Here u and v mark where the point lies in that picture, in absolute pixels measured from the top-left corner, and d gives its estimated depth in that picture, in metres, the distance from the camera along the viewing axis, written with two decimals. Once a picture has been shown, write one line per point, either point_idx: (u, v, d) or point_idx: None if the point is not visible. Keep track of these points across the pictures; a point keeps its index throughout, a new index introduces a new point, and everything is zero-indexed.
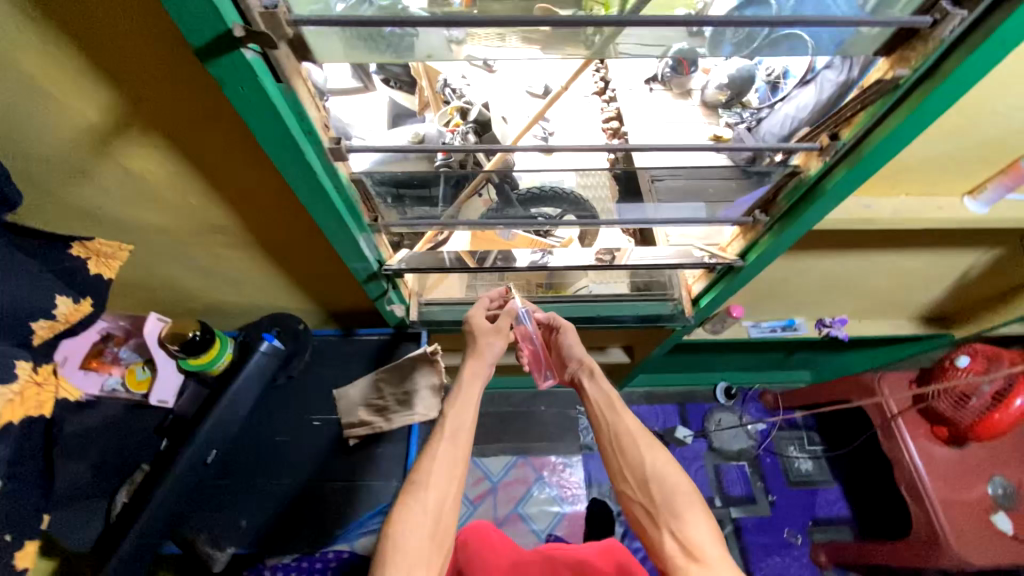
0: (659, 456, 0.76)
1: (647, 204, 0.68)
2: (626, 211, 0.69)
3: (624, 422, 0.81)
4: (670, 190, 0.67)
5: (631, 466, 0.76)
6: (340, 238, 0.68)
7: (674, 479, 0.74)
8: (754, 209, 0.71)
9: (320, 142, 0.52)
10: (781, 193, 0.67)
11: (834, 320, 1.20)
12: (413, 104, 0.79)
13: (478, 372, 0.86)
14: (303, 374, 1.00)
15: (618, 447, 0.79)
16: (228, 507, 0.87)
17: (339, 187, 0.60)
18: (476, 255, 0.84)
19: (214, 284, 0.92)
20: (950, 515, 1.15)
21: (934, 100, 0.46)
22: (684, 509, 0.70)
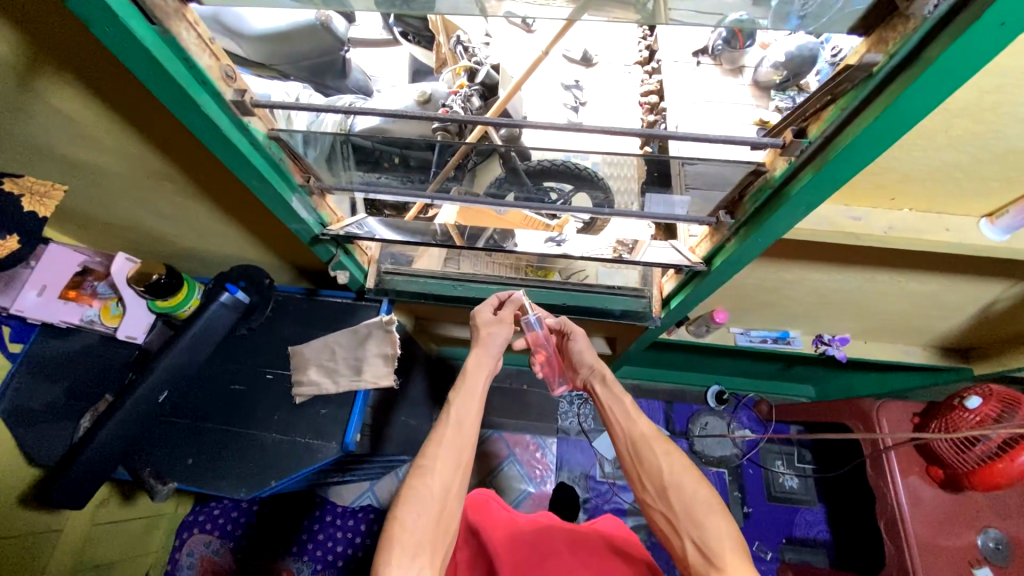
0: (680, 461, 0.69)
1: (675, 192, 0.60)
2: (657, 203, 0.63)
3: (638, 427, 0.74)
4: (700, 178, 0.57)
5: (647, 473, 0.70)
6: (270, 199, 0.67)
7: (697, 487, 0.66)
8: (720, 208, 0.64)
9: (219, 94, 0.51)
10: (747, 194, 0.58)
11: (834, 338, 1.10)
12: (430, 60, 0.90)
13: (482, 366, 0.80)
14: (263, 328, 1.01)
15: (635, 453, 0.73)
16: (178, 445, 0.92)
17: (255, 144, 0.59)
18: (466, 233, 0.81)
19: (183, 234, 0.93)
20: (928, 561, 1.06)
21: (901, 103, 0.38)
22: (707, 519, 0.64)
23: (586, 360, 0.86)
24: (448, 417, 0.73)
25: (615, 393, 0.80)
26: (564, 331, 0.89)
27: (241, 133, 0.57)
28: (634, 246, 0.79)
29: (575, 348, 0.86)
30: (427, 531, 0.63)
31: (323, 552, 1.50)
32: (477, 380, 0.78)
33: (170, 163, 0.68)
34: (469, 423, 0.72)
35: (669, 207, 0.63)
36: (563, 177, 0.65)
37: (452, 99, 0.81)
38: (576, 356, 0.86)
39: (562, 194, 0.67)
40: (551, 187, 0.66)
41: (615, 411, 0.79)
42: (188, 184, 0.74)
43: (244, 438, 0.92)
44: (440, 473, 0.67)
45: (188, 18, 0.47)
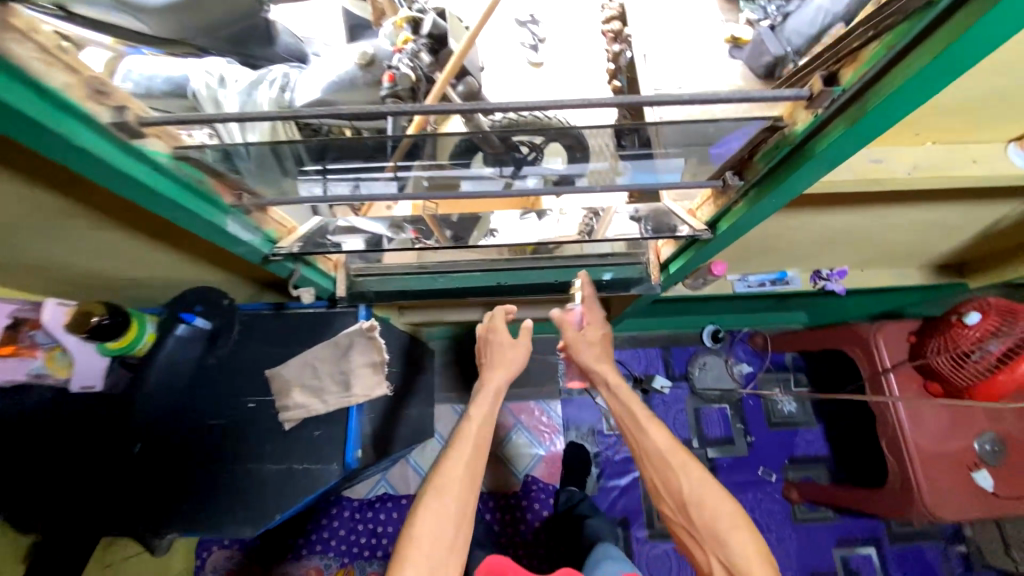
0: (698, 478, 0.76)
1: (655, 154, 0.57)
2: (633, 165, 0.60)
3: (655, 440, 0.81)
4: (680, 137, 0.52)
5: (669, 489, 0.78)
6: (200, 227, 0.58)
7: (719, 505, 0.73)
8: (726, 169, 0.58)
9: (94, 119, 0.42)
10: (758, 152, 0.53)
11: (833, 273, 1.07)
12: (366, 13, 0.76)
13: (489, 389, 0.91)
14: (233, 354, 0.93)
15: (651, 464, 0.81)
16: (166, 494, 0.86)
17: (161, 169, 0.50)
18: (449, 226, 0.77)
19: (121, 269, 0.81)
20: (929, 471, 1.11)
21: (958, 39, 0.32)
22: (731, 537, 0.71)
23: (598, 357, 0.93)
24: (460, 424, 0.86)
25: (624, 402, 0.87)
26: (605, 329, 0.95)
27: (142, 162, 0.48)
28: (602, 215, 0.74)
29: (587, 343, 0.93)
30: (432, 536, 0.73)
31: (347, 545, 1.52)
32: (488, 401, 0.89)
33: (68, 199, 0.56)
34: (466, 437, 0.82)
35: (648, 172, 0.61)
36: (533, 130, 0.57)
37: (399, 58, 0.69)
38: (569, 349, 0.94)
39: (532, 145, 0.59)
40: (519, 142, 0.58)
41: (627, 419, 0.85)
42: (100, 218, 0.62)
43: (238, 473, 0.86)
44: (453, 484, 0.77)
45: (20, 25, 0.35)
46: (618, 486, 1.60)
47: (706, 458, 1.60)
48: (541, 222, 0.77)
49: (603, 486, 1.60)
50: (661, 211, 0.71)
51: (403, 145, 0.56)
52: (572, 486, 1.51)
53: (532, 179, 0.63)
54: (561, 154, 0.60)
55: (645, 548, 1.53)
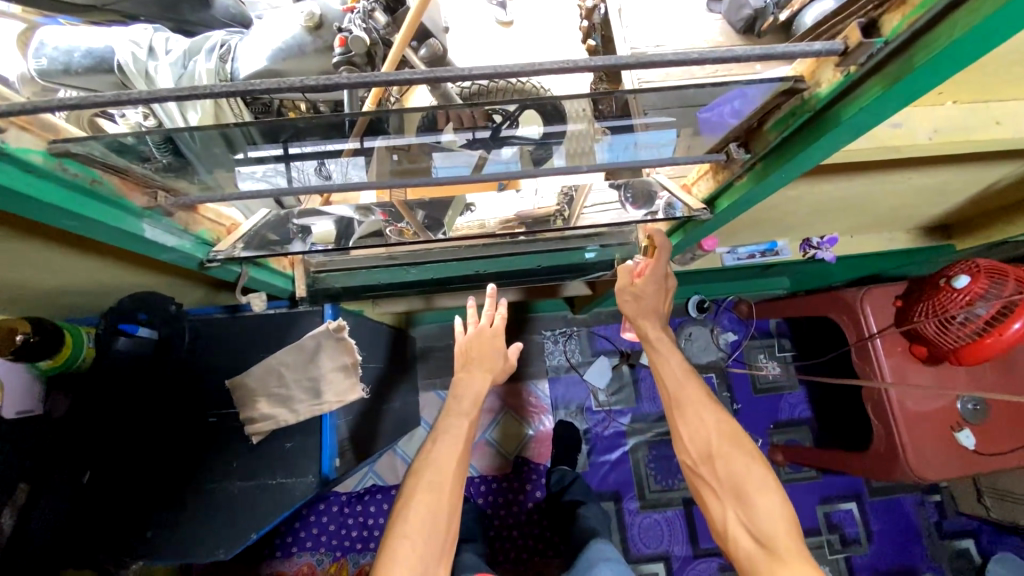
0: (727, 432, 0.77)
1: (635, 125, 0.51)
2: (614, 133, 0.53)
3: (688, 392, 0.81)
4: (661, 100, 0.47)
5: (695, 442, 0.78)
6: (100, 234, 0.48)
7: (748, 462, 0.74)
8: (730, 140, 0.53)
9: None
10: (770, 119, 0.47)
11: (823, 241, 1.04)
12: None
13: (470, 389, 0.93)
14: (186, 364, 0.84)
15: (679, 414, 0.81)
16: (126, 521, 0.79)
17: (39, 172, 0.40)
18: (421, 217, 0.69)
19: (43, 281, 0.71)
20: (913, 432, 1.15)
21: None
22: (757, 496, 0.71)
23: (650, 309, 0.88)
24: (444, 424, 0.88)
25: (664, 352, 0.86)
26: (666, 285, 0.86)
27: (9, 163, 0.37)
28: (578, 192, 0.69)
29: (637, 296, 0.87)
30: (423, 533, 0.73)
31: (337, 540, 1.49)
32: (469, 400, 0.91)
33: None
34: (449, 439, 0.84)
35: (628, 146, 0.55)
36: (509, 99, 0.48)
37: (349, 19, 0.64)
38: (618, 297, 0.89)
39: (506, 114, 0.50)
40: (491, 110, 0.49)
41: (660, 370, 0.85)
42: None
43: (204, 494, 0.79)
44: (440, 482, 0.79)
45: None
46: (609, 461, 1.60)
47: None
48: (520, 196, 0.70)
49: (594, 462, 1.60)
50: (638, 180, 0.67)
51: (362, 121, 0.47)
52: (564, 465, 1.51)
53: (508, 149, 0.54)
54: (537, 122, 0.51)
55: (637, 519, 1.55)
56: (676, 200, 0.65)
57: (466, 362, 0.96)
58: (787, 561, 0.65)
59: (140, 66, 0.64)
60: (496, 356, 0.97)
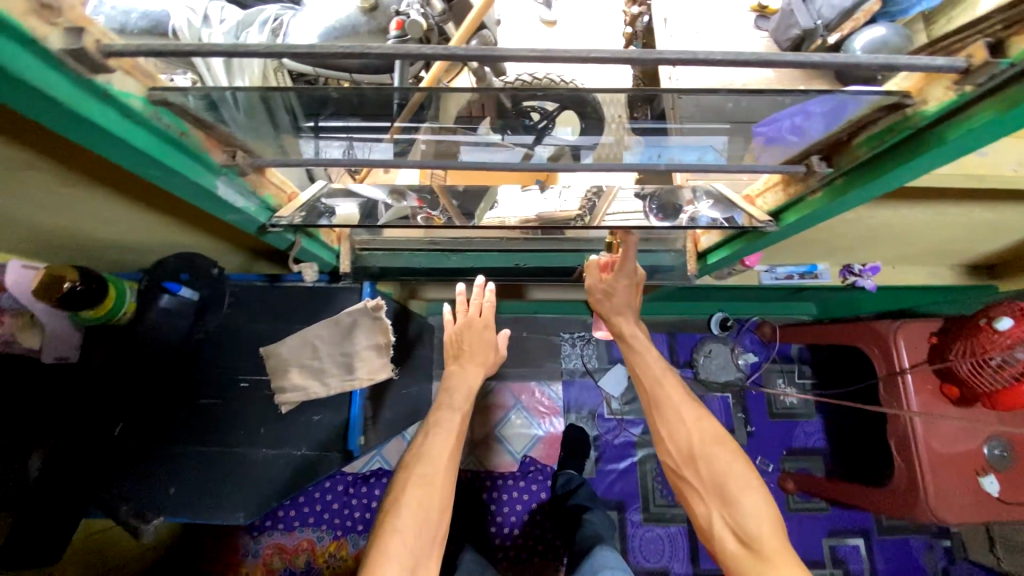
0: (710, 431, 0.76)
1: (670, 130, 0.52)
2: (645, 140, 0.55)
3: (665, 389, 0.81)
4: (698, 111, 0.49)
5: (676, 441, 0.77)
6: (179, 188, 0.48)
7: (730, 460, 0.72)
8: (811, 152, 0.52)
9: (41, 44, 0.31)
10: (862, 134, 0.46)
11: (864, 269, 1.04)
12: None
13: (462, 383, 0.96)
14: (224, 328, 0.85)
15: (659, 412, 0.81)
16: (152, 475, 0.80)
17: (133, 116, 0.40)
18: (464, 211, 0.70)
19: (99, 230, 0.72)
20: (936, 472, 1.13)
21: None
22: (740, 496, 0.70)
23: (622, 306, 0.88)
24: (436, 421, 0.88)
25: (641, 352, 0.86)
26: (637, 278, 0.85)
27: (109, 105, 0.37)
28: (605, 193, 0.67)
29: (609, 297, 0.87)
30: (414, 530, 0.72)
31: (340, 519, 1.49)
32: (461, 397, 0.92)
33: (19, 146, 0.46)
34: (442, 436, 0.84)
35: (657, 146, 0.56)
36: (550, 97, 0.48)
37: (407, 3, 0.64)
38: (591, 296, 0.89)
39: (544, 112, 0.52)
40: (529, 108, 0.51)
41: (640, 370, 0.85)
42: (65, 171, 0.52)
43: (230, 458, 0.80)
44: (433, 478, 0.78)
45: None
46: (616, 470, 1.59)
47: None
48: (543, 196, 0.70)
49: (602, 469, 1.59)
50: (668, 189, 0.66)
51: (410, 103, 0.47)
52: (571, 469, 1.50)
53: (546, 150, 0.56)
54: (572, 123, 0.54)
55: (639, 531, 1.53)
56: (739, 211, 0.64)
57: (458, 356, 0.99)
58: (772, 561, 0.64)
59: (194, 32, 0.64)
60: (487, 350, 1.02)
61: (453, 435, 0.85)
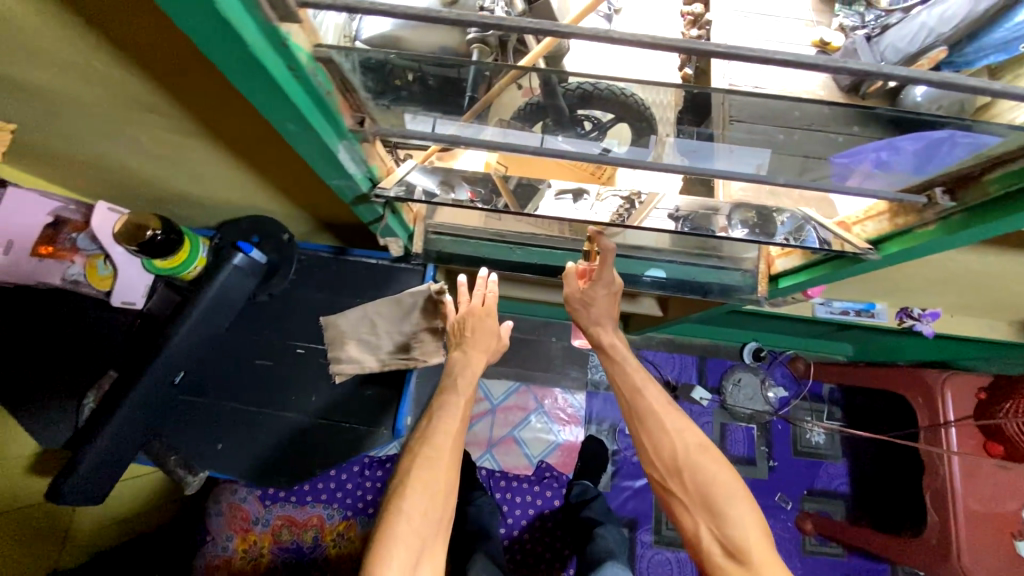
0: (694, 443, 0.76)
1: (716, 138, 0.51)
2: (691, 154, 0.54)
3: (647, 401, 0.81)
4: (749, 115, 0.48)
5: (659, 452, 0.77)
6: (308, 147, 0.47)
7: (715, 471, 0.73)
8: (934, 185, 0.53)
9: None
10: (995, 171, 0.48)
11: (924, 313, 1.02)
12: None
13: (467, 371, 0.77)
14: (287, 294, 0.86)
15: (642, 424, 0.81)
16: (202, 427, 0.81)
17: (296, 70, 0.37)
18: (519, 195, 0.66)
19: (191, 182, 0.75)
20: (970, 530, 1.10)
21: None
22: (728, 507, 0.70)
23: (601, 317, 0.86)
24: (441, 404, 0.75)
25: (621, 364, 0.86)
26: (613, 288, 0.82)
27: (281, 55, 0.35)
28: (642, 203, 0.67)
29: (587, 307, 0.84)
30: (422, 512, 0.64)
31: (352, 500, 1.50)
32: (463, 385, 0.76)
33: (159, 92, 0.48)
34: (448, 418, 0.72)
35: (699, 158, 0.54)
36: (611, 107, 0.52)
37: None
38: (569, 304, 0.86)
39: (597, 124, 0.54)
40: (583, 116, 0.53)
41: (621, 381, 0.85)
42: (188, 122, 0.54)
43: (281, 421, 0.81)
44: (438, 461, 0.68)
45: None
46: (631, 487, 1.57)
47: None
48: (576, 206, 0.69)
49: (617, 484, 1.57)
50: (703, 211, 0.66)
51: (483, 99, 0.46)
52: (586, 480, 1.48)
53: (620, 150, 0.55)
54: (623, 137, 0.56)
55: (648, 553, 1.51)
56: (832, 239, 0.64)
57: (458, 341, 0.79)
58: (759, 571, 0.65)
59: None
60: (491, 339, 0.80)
61: (460, 418, 0.74)
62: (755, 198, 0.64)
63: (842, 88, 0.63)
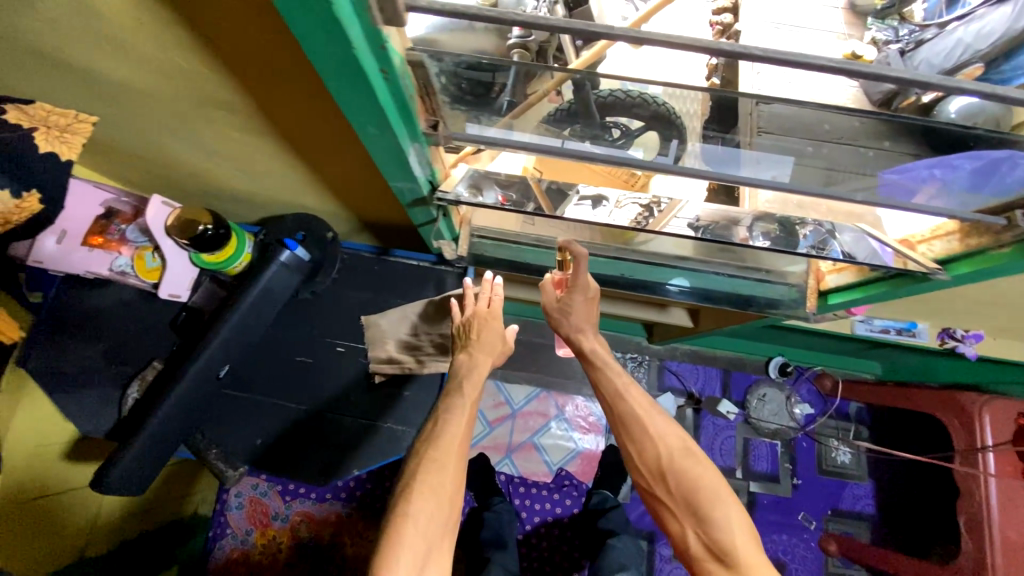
0: (678, 448, 0.75)
1: (742, 145, 0.50)
2: (713, 160, 0.53)
3: (630, 408, 0.79)
4: (778, 124, 0.48)
5: (645, 458, 0.76)
6: (383, 147, 0.47)
7: (699, 476, 0.73)
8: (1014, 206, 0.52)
9: None
10: None
11: (967, 335, 0.99)
12: None
13: (472, 375, 0.77)
14: (329, 292, 0.87)
15: (626, 430, 0.79)
16: (245, 421, 0.83)
17: (386, 72, 0.37)
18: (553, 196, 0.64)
19: (243, 178, 0.76)
20: (1007, 559, 1.08)
21: None
22: (713, 512, 0.70)
23: (581, 323, 0.84)
24: (447, 407, 0.73)
25: (604, 371, 0.83)
26: (590, 294, 0.80)
27: (378, 57, 0.35)
28: (665, 207, 0.64)
29: (567, 314, 0.83)
30: (427, 512, 0.63)
31: (371, 498, 1.50)
32: (469, 389, 0.75)
33: (236, 89, 0.48)
34: (454, 422, 0.70)
35: (726, 163, 0.53)
36: (639, 113, 0.48)
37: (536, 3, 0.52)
38: (549, 312, 0.85)
39: (625, 130, 0.51)
40: (610, 122, 0.50)
41: (604, 389, 0.83)
42: (256, 120, 0.55)
43: (320, 419, 0.82)
44: (447, 465, 0.67)
45: None
46: None
47: (746, 490, 1.53)
48: (593, 211, 0.66)
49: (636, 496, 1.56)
50: (723, 223, 0.64)
51: (528, 99, 0.45)
52: (606, 489, 1.46)
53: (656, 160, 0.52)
54: (648, 144, 0.52)
55: (666, 567, 1.49)
56: (896, 257, 0.63)
57: (464, 343, 0.79)
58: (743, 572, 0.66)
59: None
60: (497, 343, 0.80)
61: (467, 422, 0.72)
62: (779, 210, 0.63)
63: (872, 100, 0.51)
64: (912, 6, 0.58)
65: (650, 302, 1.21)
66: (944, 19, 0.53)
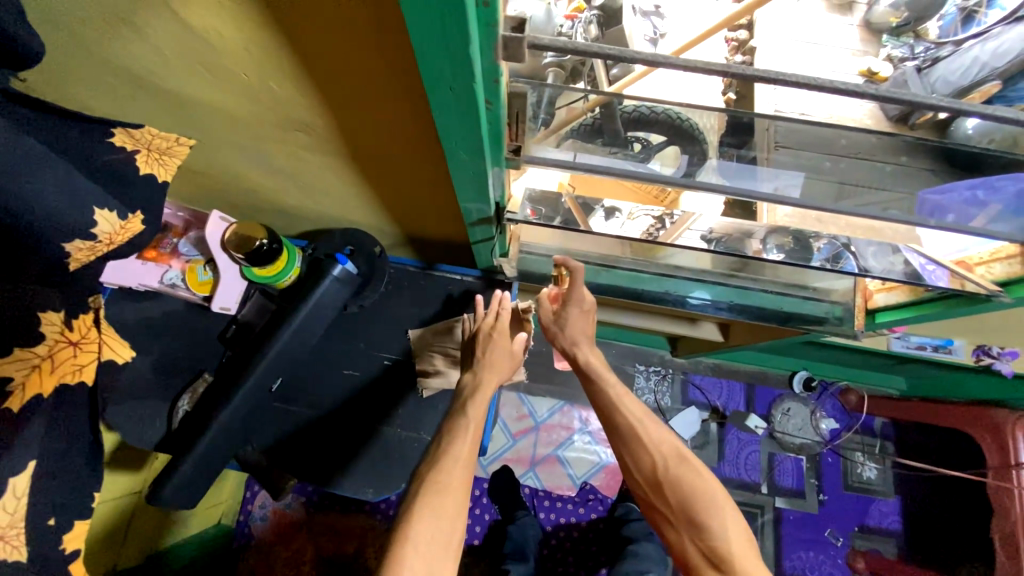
0: (673, 457, 0.76)
1: (759, 161, 0.51)
2: (731, 174, 0.54)
3: (625, 419, 0.79)
4: (792, 138, 0.49)
5: (641, 468, 0.78)
6: (468, 172, 0.49)
7: (695, 485, 0.74)
8: None
9: (495, 25, 0.31)
10: None
11: (1003, 352, 1.00)
12: None
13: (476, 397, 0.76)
14: (377, 306, 0.88)
15: (622, 441, 0.79)
16: (296, 432, 0.84)
17: (491, 105, 0.39)
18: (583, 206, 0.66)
19: (299, 195, 0.77)
20: None
21: None
22: (709, 520, 0.73)
23: (576, 336, 0.84)
24: (450, 425, 0.73)
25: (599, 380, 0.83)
26: (585, 307, 0.81)
27: (489, 91, 0.37)
28: (676, 221, 0.65)
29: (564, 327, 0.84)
30: (426, 536, 0.63)
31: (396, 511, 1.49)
32: (473, 409, 0.74)
33: (321, 114, 0.50)
34: (456, 443, 0.69)
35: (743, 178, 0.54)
36: (658, 128, 0.50)
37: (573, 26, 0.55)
38: (546, 326, 0.86)
39: (646, 144, 0.53)
40: (632, 137, 0.52)
41: (599, 399, 0.82)
42: (333, 143, 0.57)
43: (371, 432, 0.85)
44: (448, 487, 0.66)
45: None
46: None
47: (771, 506, 1.52)
48: (605, 223, 0.67)
49: None
50: (737, 236, 0.65)
51: (579, 108, 0.47)
52: (631, 501, 1.46)
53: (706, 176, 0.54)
54: (670, 161, 0.54)
55: None
56: (956, 277, 0.65)
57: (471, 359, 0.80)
58: None
59: None
60: (508, 359, 0.79)
61: (471, 444, 0.70)
62: (796, 224, 0.64)
63: (889, 117, 0.53)
64: (926, 23, 0.60)
65: (680, 317, 1.22)
66: (959, 38, 0.57)
